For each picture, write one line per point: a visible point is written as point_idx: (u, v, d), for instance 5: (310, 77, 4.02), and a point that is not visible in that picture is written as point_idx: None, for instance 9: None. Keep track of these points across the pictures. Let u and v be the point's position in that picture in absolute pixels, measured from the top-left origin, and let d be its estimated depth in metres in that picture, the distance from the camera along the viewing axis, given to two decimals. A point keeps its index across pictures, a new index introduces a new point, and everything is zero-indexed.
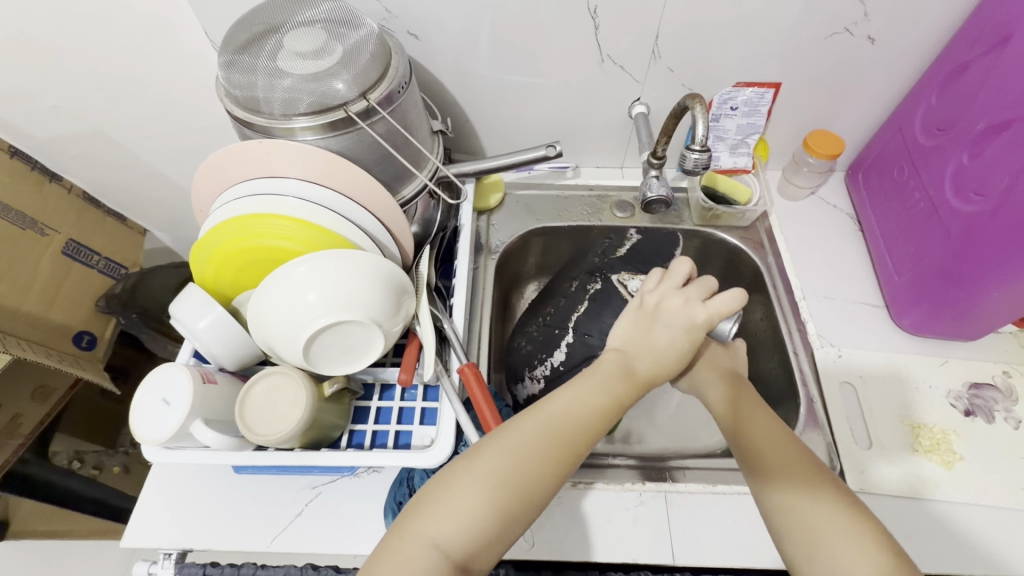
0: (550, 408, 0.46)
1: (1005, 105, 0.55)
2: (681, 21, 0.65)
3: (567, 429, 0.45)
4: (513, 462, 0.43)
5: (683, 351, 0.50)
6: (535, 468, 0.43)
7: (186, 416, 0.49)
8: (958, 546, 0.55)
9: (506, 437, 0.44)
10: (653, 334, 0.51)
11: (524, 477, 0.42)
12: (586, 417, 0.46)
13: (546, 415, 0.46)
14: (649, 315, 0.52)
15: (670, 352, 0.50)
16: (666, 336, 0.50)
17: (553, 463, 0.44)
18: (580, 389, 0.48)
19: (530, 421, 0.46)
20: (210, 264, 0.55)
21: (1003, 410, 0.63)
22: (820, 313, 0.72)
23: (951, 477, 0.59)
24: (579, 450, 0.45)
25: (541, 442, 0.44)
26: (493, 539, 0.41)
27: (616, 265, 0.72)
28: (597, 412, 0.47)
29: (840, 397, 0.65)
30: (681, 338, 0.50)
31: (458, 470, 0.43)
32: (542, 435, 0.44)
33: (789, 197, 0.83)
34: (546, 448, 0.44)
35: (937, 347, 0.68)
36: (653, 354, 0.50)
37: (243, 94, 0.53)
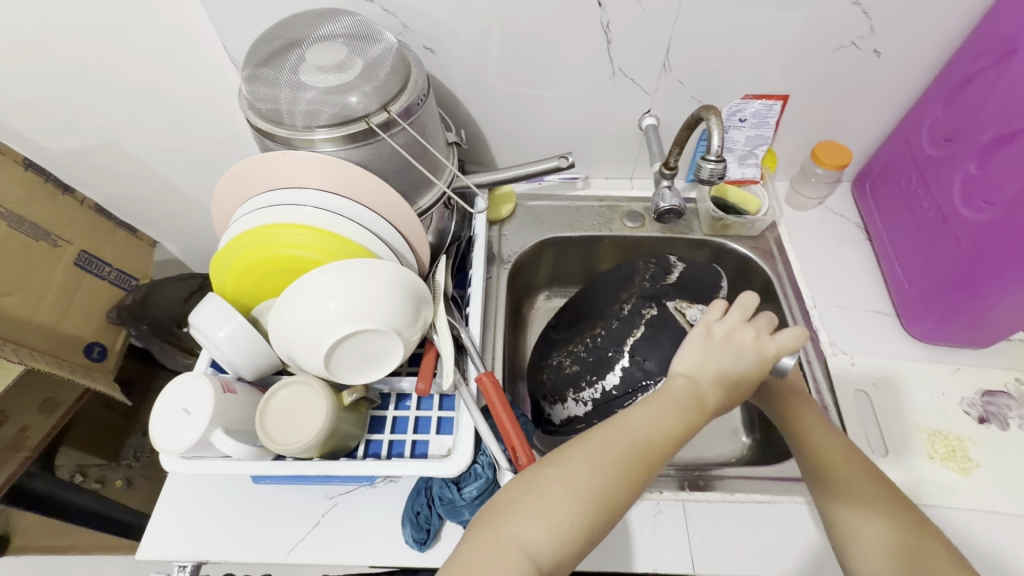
0: (635, 421, 0.46)
1: (1013, 115, 0.56)
2: (692, 35, 0.67)
3: (651, 443, 0.45)
4: (601, 475, 0.42)
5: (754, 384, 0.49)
6: (622, 481, 0.43)
7: (206, 425, 0.49)
8: (978, 554, 0.55)
9: (593, 447, 0.44)
10: (721, 364, 0.49)
11: (613, 490, 0.42)
12: (667, 432, 0.46)
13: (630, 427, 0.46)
14: (715, 347, 0.50)
15: (740, 381, 0.49)
16: (739, 368, 0.49)
17: (637, 477, 0.44)
18: (662, 402, 0.47)
19: (614, 434, 0.45)
20: (230, 273, 0.56)
21: (1017, 417, 0.63)
22: (832, 322, 0.72)
23: (968, 484, 0.59)
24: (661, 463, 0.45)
25: (627, 455, 0.44)
26: (579, 549, 0.41)
27: (670, 291, 0.69)
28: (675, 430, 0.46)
29: (854, 405, 0.65)
30: (752, 372, 0.49)
31: (547, 479, 0.42)
32: (628, 447, 0.44)
33: (797, 207, 0.84)
34: (634, 461, 0.44)
35: (948, 355, 0.69)
36: (724, 385, 0.49)
37: (266, 107, 0.53)
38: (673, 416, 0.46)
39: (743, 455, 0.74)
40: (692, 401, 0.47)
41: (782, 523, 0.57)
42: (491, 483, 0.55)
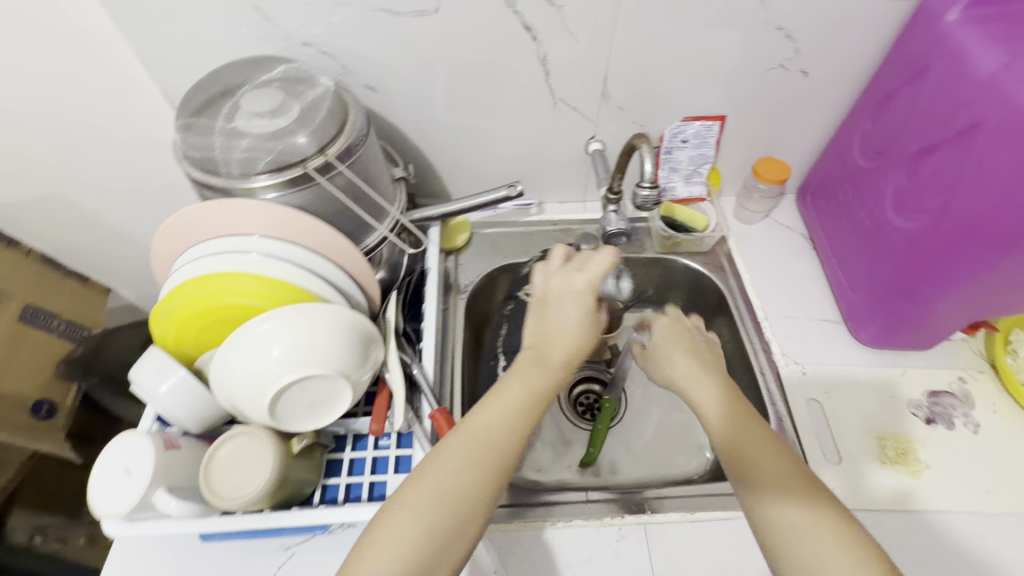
0: (487, 417, 0.48)
1: (932, 128, 0.59)
2: (626, 64, 0.69)
3: (502, 435, 0.47)
4: (445, 475, 0.44)
5: (585, 319, 0.53)
6: (473, 482, 0.44)
7: (147, 485, 0.47)
8: (932, 555, 0.56)
9: (446, 459, 0.45)
10: (554, 312, 0.54)
11: (463, 495, 0.44)
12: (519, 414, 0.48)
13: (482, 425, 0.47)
14: (544, 299, 0.55)
15: (573, 327, 0.52)
16: (566, 315, 0.53)
17: (484, 465, 0.45)
18: (511, 388, 0.50)
19: (470, 437, 0.47)
20: (171, 325, 0.54)
21: (962, 416, 0.65)
22: (783, 332, 0.74)
23: (919, 485, 0.60)
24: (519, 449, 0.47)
25: (476, 460, 0.45)
26: (438, 551, 0.41)
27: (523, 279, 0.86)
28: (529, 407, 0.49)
29: (807, 413, 0.66)
30: (578, 312, 0.53)
31: (398, 499, 0.44)
32: (481, 450, 0.46)
33: (744, 221, 0.86)
34: (484, 460, 0.46)
35: (894, 358, 0.71)
36: (564, 338, 0.52)
37: (201, 156, 0.53)
38: (520, 398, 0.49)
39: (706, 471, 0.75)
40: (538, 372, 0.50)
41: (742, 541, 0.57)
42: None
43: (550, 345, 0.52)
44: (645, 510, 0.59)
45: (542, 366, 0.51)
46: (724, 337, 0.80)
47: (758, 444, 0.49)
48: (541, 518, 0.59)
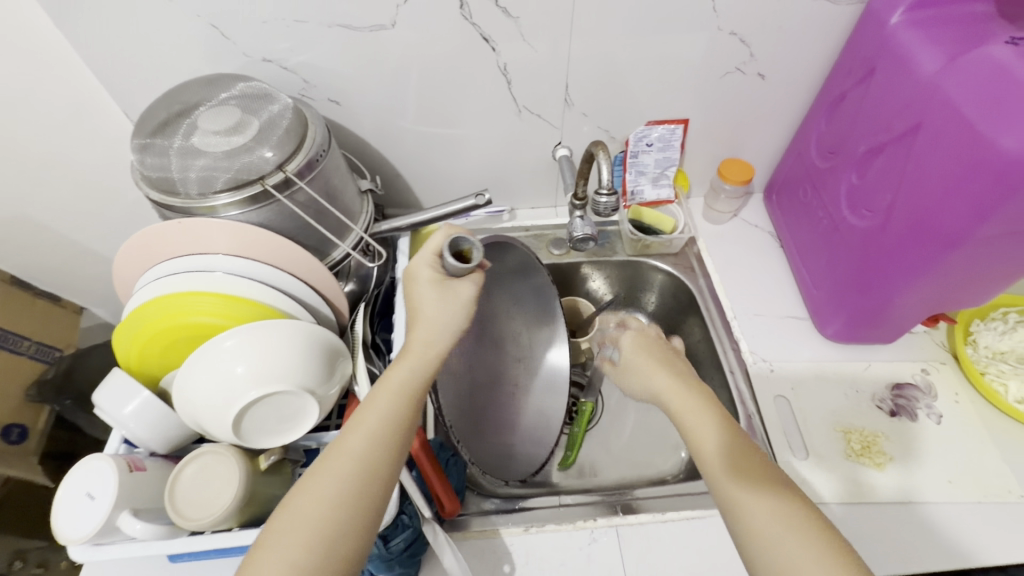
0: (356, 427, 0.45)
1: (880, 129, 0.61)
2: (587, 72, 0.70)
3: (370, 444, 0.44)
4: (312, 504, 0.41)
5: (439, 297, 0.51)
6: (344, 501, 0.41)
7: (111, 509, 0.47)
8: (896, 545, 0.57)
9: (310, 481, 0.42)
10: (413, 300, 0.52)
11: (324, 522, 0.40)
12: (392, 417, 0.46)
13: (350, 436, 0.44)
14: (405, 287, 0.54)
15: (427, 309, 0.51)
16: (419, 298, 0.52)
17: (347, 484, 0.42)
18: (379, 392, 0.47)
19: (336, 452, 0.43)
20: (134, 347, 0.54)
21: (924, 406, 0.67)
22: (751, 331, 0.75)
23: (884, 477, 0.61)
24: (391, 456, 0.44)
25: (345, 478, 0.42)
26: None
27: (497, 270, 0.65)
28: (402, 407, 0.47)
29: (775, 410, 0.67)
30: (432, 294, 0.51)
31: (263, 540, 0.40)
32: (347, 465, 0.43)
33: (713, 221, 0.87)
34: (354, 475, 0.42)
35: (860, 352, 0.72)
36: (424, 323, 0.51)
37: (158, 176, 0.53)
38: (389, 401, 0.46)
39: (681, 471, 0.74)
40: (403, 366, 0.48)
41: (714, 540, 0.58)
42: (421, 533, 0.54)
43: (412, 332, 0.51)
44: (619, 513, 0.60)
45: (403, 356, 0.50)
46: (696, 336, 0.81)
47: (721, 443, 0.47)
48: (513, 525, 0.59)
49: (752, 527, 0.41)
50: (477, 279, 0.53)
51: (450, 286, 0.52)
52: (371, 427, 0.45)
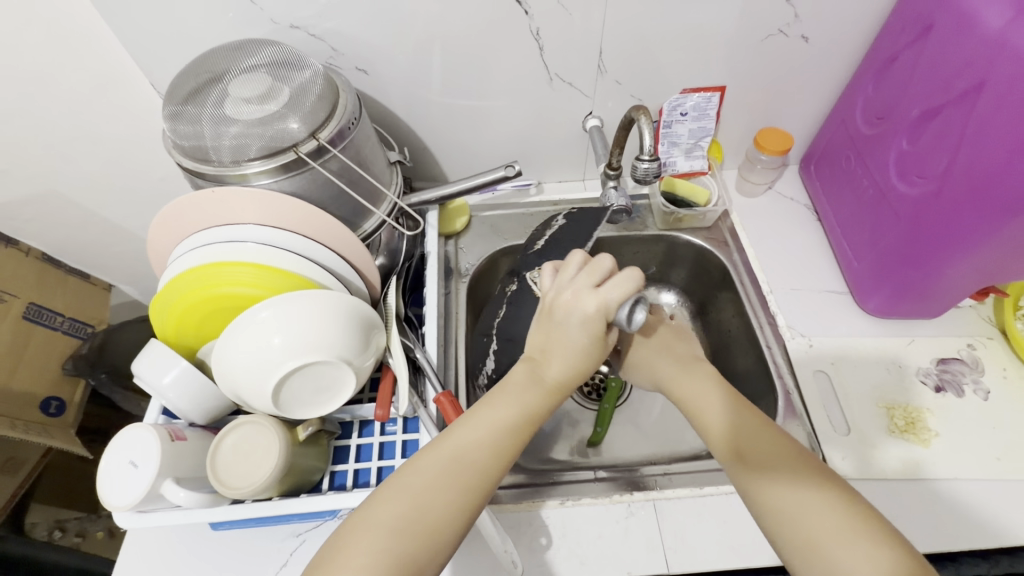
0: (451, 440, 0.46)
1: (936, 91, 0.58)
2: (623, 36, 0.67)
3: (474, 465, 0.45)
4: (430, 496, 0.43)
5: (592, 340, 0.47)
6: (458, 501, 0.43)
7: (156, 476, 0.48)
8: (943, 522, 0.56)
9: (401, 484, 0.43)
10: (559, 330, 0.49)
11: (433, 514, 0.42)
12: (496, 439, 0.46)
13: (447, 447, 0.46)
14: (555, 313, 0.48)
15: (578, 353, 0.48)
16: (573, 339, 0.48)
17: (464, 485, 0.44)
18: (485, 412, 0.48)
19: (430, 459, 0.45)
20: (171, 318, 0.54)
21: (971, 382, 0.64)
22: (789, 306, 0.73)
23: (930, 453, 0.60)
24: (493, 481, 0.45)
25: (439, 486, 0.43)
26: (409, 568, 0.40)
27: (532, 259, 0.71)
28: (512, 430, 0.47)
29: (815, 385, 0.65)
30: (588, 336, 0.47)
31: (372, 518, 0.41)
32: (442, 475, 0.44)
33: (747, 194, 0.84)
34: (450, 488, 0.43)
35: (903, 327, 0.70)
36: (561, 355, 0.49)
37: (190, 145, 0.52)
38: (512, 414, 0.48)
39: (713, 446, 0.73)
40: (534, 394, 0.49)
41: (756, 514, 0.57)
42: None
43: (544, 364, 0.50)
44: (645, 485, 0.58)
45: (540, 385, 0.49)
46: (728, 313, 0.79)
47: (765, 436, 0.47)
48: (551, 499, 0.59)
49: (776, 509, 0.42)
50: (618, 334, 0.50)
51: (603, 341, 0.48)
52: (473, 441, 0.46)
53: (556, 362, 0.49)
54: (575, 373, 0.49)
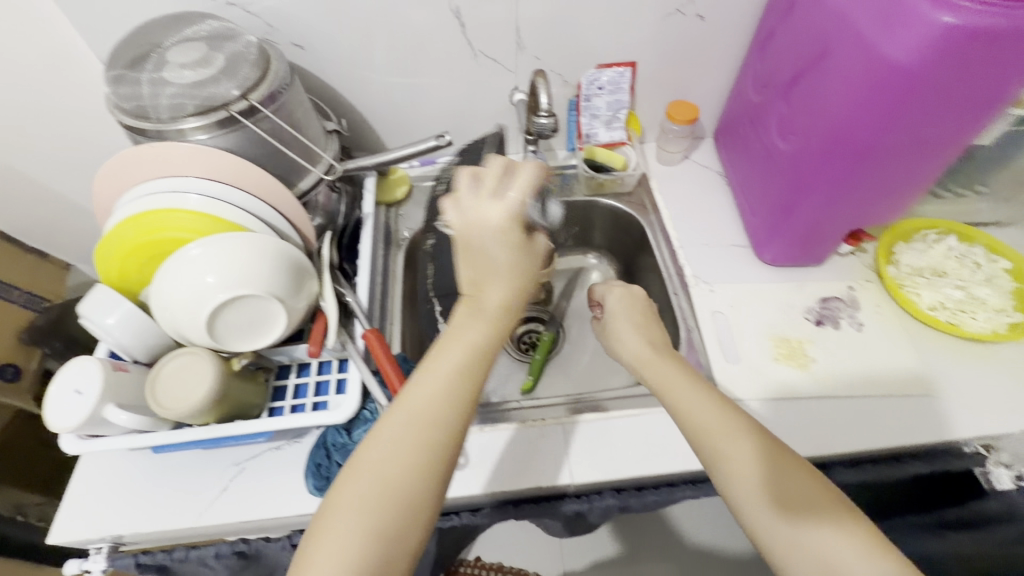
0: (407, 401, 0.45)
1: (800, 58, 0.65)
2: (536, 14, 0.74)
3: (434, 422, 0.44)
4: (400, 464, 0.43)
5: (518, 247, 0.47)
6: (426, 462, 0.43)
7: (98, 401, 0.52)
8: (813, 432, 0.63)
9: (368, 460, 0.43)
10: (491, 252, 0.47)
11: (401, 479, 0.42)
12: (450, 389, 0.45)
13: (403, 414, 0.44)
14: (481, 238, 0.47)
15: (509, 270, 0.48)
16: (498, 258, 0.47)
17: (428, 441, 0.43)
18: (435, 365, 0.46)
19: (387, 432, 0.44)
20: (115, 263, 0.59)
21: (847, 316, 0.73)
22: (696, 258, 0.80)
23: (807, 376, 0.68)
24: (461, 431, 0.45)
25: (404, 453, 0.43)
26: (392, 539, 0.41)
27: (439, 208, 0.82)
28: (463, 375, 0.46)
29: (712, 324, 0.73)
30: (513, 245, 0.47)
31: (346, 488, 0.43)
32: (409, 445, 0.43)
33: (665, 162, 0.92)
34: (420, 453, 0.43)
35: (793, 273, 0.78)
36: (494, 274, 0.48)
37: (130, 104, 0.58)
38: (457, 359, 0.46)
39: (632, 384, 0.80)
40: (477, 328, 0.47)
41: (649, 435, 0.64)
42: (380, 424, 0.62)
43: (483, 297, 0.48)
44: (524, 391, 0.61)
45: (478, 316, 0.48)
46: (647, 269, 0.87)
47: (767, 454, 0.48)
48: (470, 425, 0.65)
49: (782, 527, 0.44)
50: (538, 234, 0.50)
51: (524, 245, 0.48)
52: (426, 399, 0.45)
53: (496, 289, 0.48)
54: (512, 296, 0.48)
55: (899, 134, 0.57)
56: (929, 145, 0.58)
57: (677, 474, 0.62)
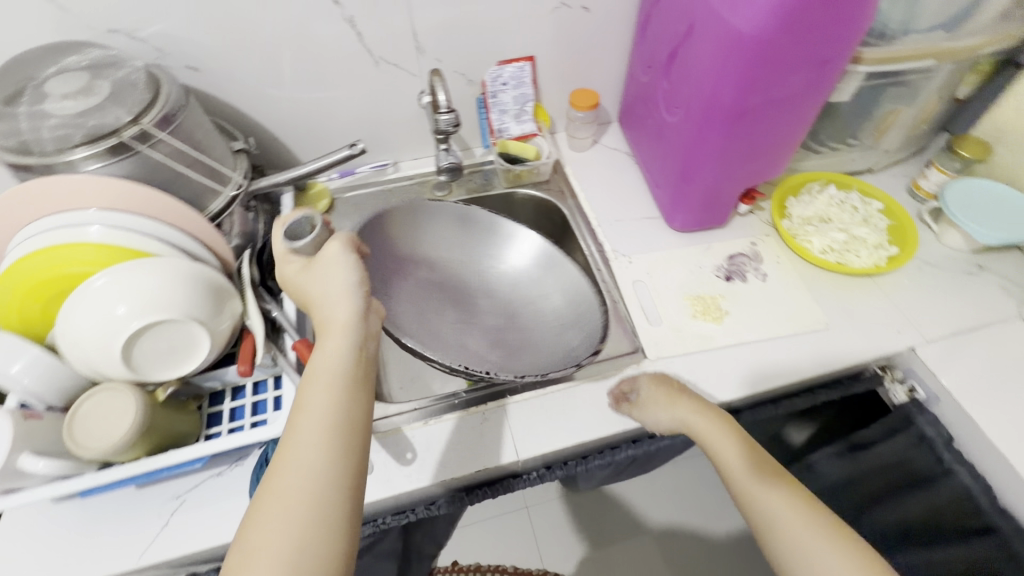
0: (295, 430, 0.46)
1: (673, 37, 0.71)
2: (430, 17, 0.77)
3: (325, 442, 0.45)
4: (301, 492, 0.43)
5: (322, 265, 0.54)
6: (326, 484, 0.43)
7: (7, 452, 0.50)
8: (733, 377, 0.69)
9: (264, 507, 0.42)
10: (318, 293, 0.53)
11: (308, 510, 0.42)
12: (331, 409, 0.46)
13: (292, 445, 0.45)
14: (309, 271, 0.55)
15: (335, 291, 0.52)
16: (322, 288, 0.53)
17: (325, 464, 0.44)
18: (310, 392, 0.47)
19: (267, 497, 0.43)
20: (11, 307, 0.56)
21: (752, 269, 0.79)
22: (614, 234, 0.85)
23: (722, 328, 0.73)
24: (353, 438, 0.46)
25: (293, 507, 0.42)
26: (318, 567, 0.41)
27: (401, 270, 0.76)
28: (341, 392, 0.48)
29: (635, 293, 0.78)
30: (317, 271, 0.54)
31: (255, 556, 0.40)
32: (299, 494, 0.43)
33: (577, 148, 0.97)
34: (320, 478, 0.44)
35: (702, 237, 0.84)
36: (320, 300, 0.53)
37: (8, 140, 0.55)
38: (327, 379, 0.48)
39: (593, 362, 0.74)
40: (332, 345, 0.50)
41: (587, 402, 0.68)
42: None
43: (325, 340, 0.50)
44: (599, 347, 0.71)
45: (328, 333, 0.51)
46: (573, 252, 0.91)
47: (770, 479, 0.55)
48: (414, 421, 0.66)
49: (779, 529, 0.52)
50: (341, 238, 0.56)
51: (323, 260, 0.54)
52: (314, 423, 0.46)
53: (336, 331, 0.50)
54: (348, 304, 0.52)
55: (780, 96, 0.64)
56: (806, 99, 0.65)
57: (616, 434, 0.66)
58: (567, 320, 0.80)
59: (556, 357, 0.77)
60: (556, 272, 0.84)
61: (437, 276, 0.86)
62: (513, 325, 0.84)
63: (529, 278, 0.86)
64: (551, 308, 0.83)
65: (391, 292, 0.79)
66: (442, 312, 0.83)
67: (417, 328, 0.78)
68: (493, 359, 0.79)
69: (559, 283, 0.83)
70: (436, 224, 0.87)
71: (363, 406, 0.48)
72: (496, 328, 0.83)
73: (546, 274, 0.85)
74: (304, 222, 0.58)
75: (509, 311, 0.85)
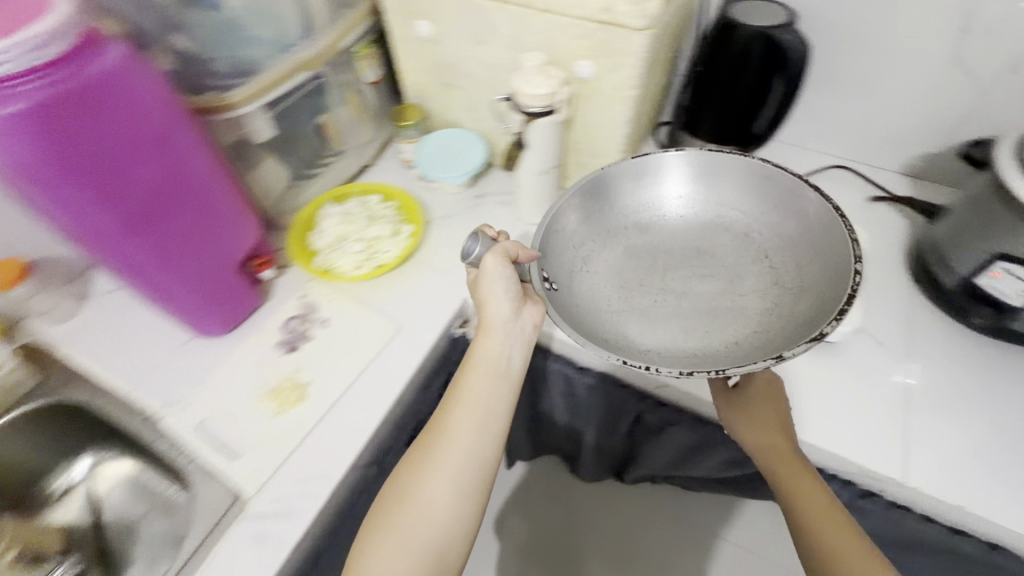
0: (460, 423, 0.59)
1: None
2: None
3: (475, 446, 0.58)
4: (434, 521, 0.55)
5: (506, 278, 0.63)
6: (460, 512, 0.56)
7: None
8: (340, 446, 0.65)
9: (441, 469, 0.57)
10: (487, 294, 0.64)
11: (438, 529, 0.55)
12: (475, 446, 0.58)
13: (466, 429, 0.59)
14: (482, 286, 0.64)
15: (501, 301, 0.63)
16: (498, 309, 0.64)
17: (456, 507, 0.56)
18: (468, 404, 0.60)
19: (390, 528, 0.55)
20: None
21: (310, 324, 0.76)
22: (154, 386, 0.71)
23: (308, 404, 0.69)
24: (487, 473, 0.59)
25: (429, 528, 0.55)
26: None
27: (675, 264, 0.71)
28: (480, 440, 0.59)
29: (206, 437, 0.66)
30: (505, 284, 0.63)
31: (391, 552, 0.53)
32: (434, 521, 0.55)
33: (58, 320, 0.77)
34: (453, 512, 0.56)
35: (252, 324, 0.77)
36: (490, 320, 0.64)
37: None
38: (489, 381, 0.61)
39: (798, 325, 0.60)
40: (484, 347, 0.63)
41: None
42: None
43: (488, 337, 0.63)
44: (825, 331, 0.54)
45: (471, 366, 0.62)
46: (127, 434, 0.72)
47: (817, 491, 0.56)
48: None
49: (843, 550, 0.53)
50: (497, 257, 0.63)
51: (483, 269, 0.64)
52: (460, 457, 0.58)
53: (497, 327, 0.63)
54: (495, 356, 0.62)
55: (136, 190, 0.55)
56: (177, 179, 0.59)
57: None
58: (795, 283, 0.65)
59: (766, 331, 0.62)
60: (742, 184, 0.72)
61: (643, 245, 0.73)
62: (739, 292, 0.67)
63: (724, 201, 0.74)
64: (774, 241, 0.69)
65: (565, 273, 0.67)
66: (640, 285, 0.68)
67: (591, 312, 0.65)
68: (692, 343, 0.63)
69: (763, 197, 0.71)
70: (572, 221, 0.71)
71: (495, 454, 0.60)
72: (710, 292, 0.67)
73: (739, 180, 0.72)
74: (473, 239, 0.65)
75: (732, 232, 0.72)
